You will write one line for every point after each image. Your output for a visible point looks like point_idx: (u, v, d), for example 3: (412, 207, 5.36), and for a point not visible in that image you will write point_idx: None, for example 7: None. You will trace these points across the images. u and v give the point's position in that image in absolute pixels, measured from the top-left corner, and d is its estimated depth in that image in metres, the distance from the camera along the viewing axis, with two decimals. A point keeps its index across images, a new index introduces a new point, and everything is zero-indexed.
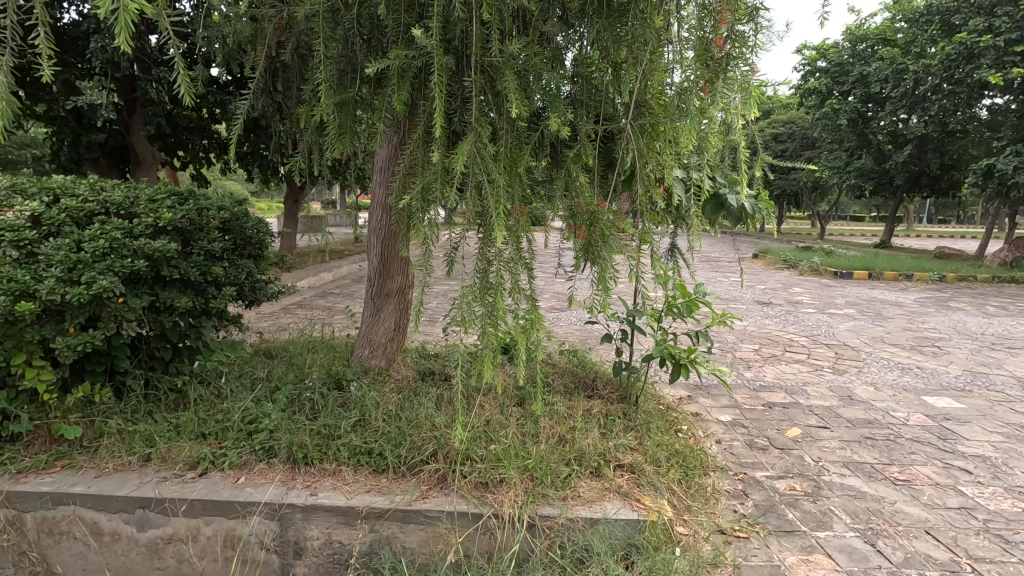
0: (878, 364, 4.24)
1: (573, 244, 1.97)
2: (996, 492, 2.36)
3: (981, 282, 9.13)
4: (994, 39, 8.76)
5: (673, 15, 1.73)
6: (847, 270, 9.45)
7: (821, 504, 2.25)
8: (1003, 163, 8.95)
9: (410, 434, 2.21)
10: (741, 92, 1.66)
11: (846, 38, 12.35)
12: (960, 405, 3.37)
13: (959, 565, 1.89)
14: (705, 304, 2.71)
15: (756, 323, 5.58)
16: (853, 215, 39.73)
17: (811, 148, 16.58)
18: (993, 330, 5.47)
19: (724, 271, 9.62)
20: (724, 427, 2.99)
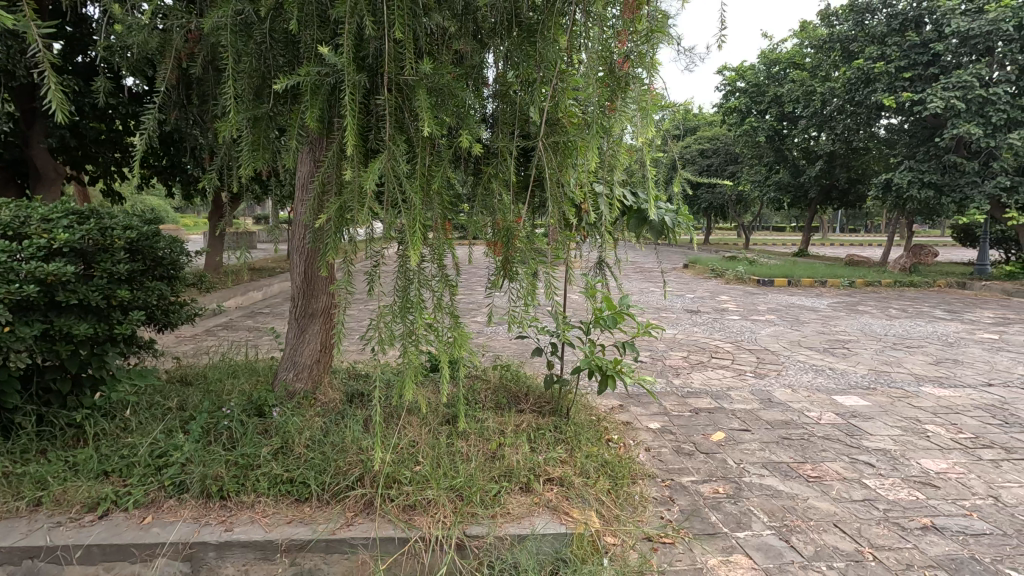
0: (795, 367, 4.50)
1: (495, 261, 2.01)
2: (895, 482, 2.54)
3: (885, 287, 9.92)
4: (887, 66, 9.63)
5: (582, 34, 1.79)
6: (768, 277, 10.04)
7: (741, 505, 2.35)
8: (899, 178, 9.80)
9: (335, 459, 2.13)
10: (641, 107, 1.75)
11: (761, 61, 13.20)
12: (865, 403, 3.64)
13: (864, 554, 2.01)
14: (631, 315, 2.78)
15: (686, 331, 5.82)
16: (775, 225, 42.28)
17: (734, 163, 17.54)
18: (895, 331, 5.95)
19: (656, 281, 9.99)
20: (653, 435, 3.08)
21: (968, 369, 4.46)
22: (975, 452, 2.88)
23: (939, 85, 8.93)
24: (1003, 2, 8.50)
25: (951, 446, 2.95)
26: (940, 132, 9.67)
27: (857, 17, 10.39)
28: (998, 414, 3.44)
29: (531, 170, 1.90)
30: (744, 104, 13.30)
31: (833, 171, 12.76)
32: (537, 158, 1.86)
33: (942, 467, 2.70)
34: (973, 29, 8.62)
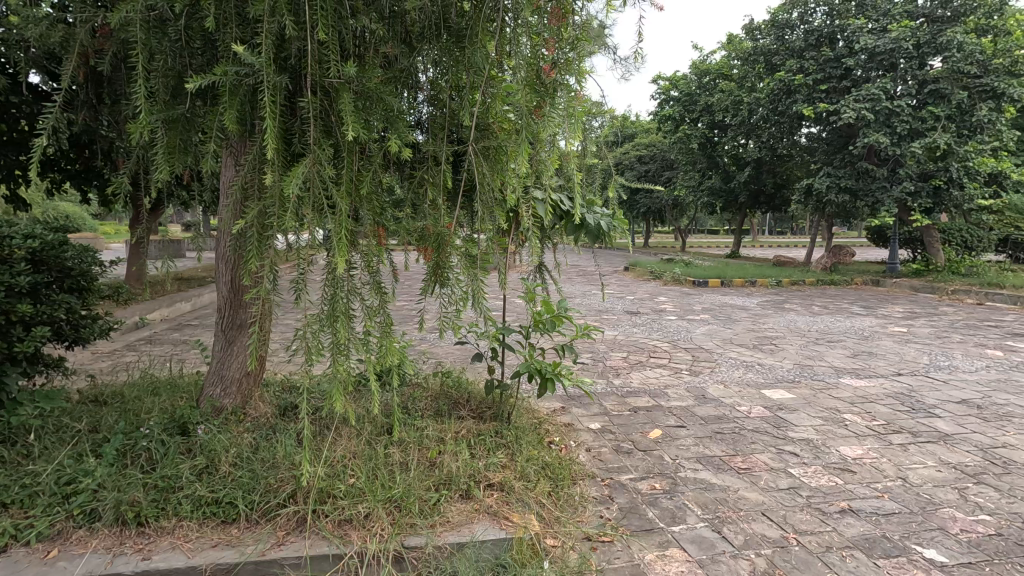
0: (727, 363, 4.71)
1: (427, 267, 2.00)
2: (817, 470, 2.70)
3: (808, 285, 10.56)
4: (806, 79, 10.27)
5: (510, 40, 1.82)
6: (703, 278, 10.47)
7: (677, 499, 2.42)
8: (819, 184, 10.45)
9: (265, 476, 2.04)
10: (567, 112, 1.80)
11: (693, 71, 13.74)
12: (790, 395, 3.84)
13: (788, 540, 2.12)
14: (569, 318, 2.80)
15: (626, 333, 5.97)
16: (710, 228, 44.14)
17: (670, 169, 18.20)
18: (817, 327, 6.33)
19: (598, 284, 10.20)
20: (594, 435, 3.13)
21: (881, 361, 4.80)
22: (887, 437, 3.09)
23: (851, 97, 9.60)
24: (904, 23, 9.28)
25: (866, 433, 3.16)
26: (853, 141, 10.42)
27: (778, 32, 11.03)
28: (907, 401, 3.72)
29: (462, 175, 1.92)
30: (678, 113, 13.82)
31: (760, 177, 13.47)
32: (468, 164, 1.88)
33: (858, 453, 2.89)
34: (879, 46, 9.34)
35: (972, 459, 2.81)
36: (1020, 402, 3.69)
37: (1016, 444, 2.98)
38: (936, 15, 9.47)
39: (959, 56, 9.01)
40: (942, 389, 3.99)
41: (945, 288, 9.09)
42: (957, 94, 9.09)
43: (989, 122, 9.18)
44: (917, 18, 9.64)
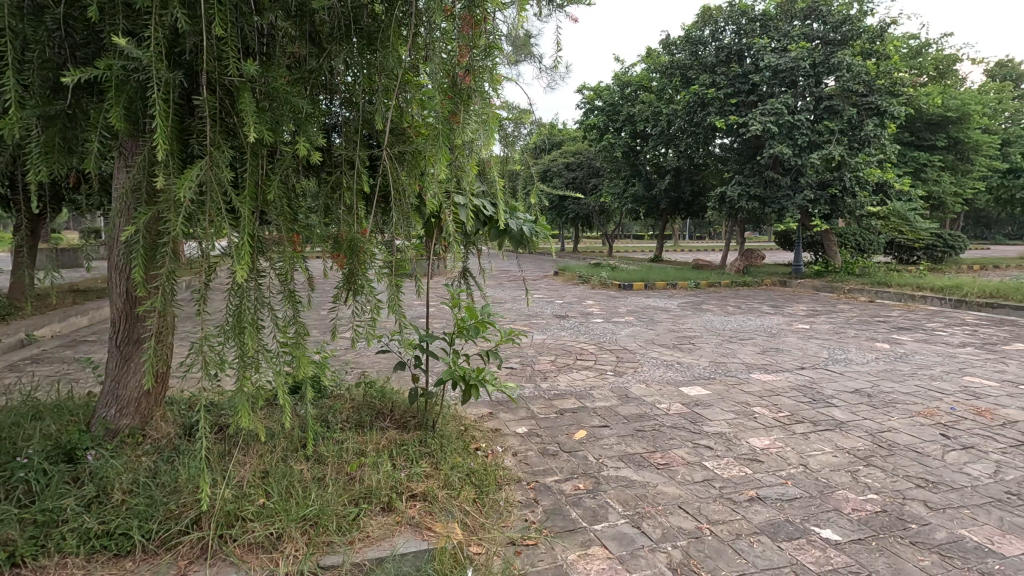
0: (649, 363, 4.90)
1: (340, 275, 1.95)
2: (729, 461, 2.85)
3: (724, 286, 11.20)
4: (717, 93, 10.93)
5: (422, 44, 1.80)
6: (628, 282, 10.84)
7: (599, 498, 2.48)
8: (732, 192, 11.13)
9: (165, 502, 1.89)
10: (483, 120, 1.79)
11: (615, 82, 14.17)
12: (706, 392, 4.05)
13: (702, 531, 2.22)
14: (492, 323, 2.79)
15: (554, 336, 6.07)
16: (636, 234, 45.82)
17: (596, 176, 18.73)
18: (731, 326, 6.72)
19: (529, 289, 10.32)
20: (520, 439, 3.14)
21: (786, 356, 5.17)
22: (791, 427, 3.32)
23: (758, 111, 10.30)
24: (801, 44, 10.09)
25: (772, 424, 3.37)
26: (760, 152, 11.20)
27: (692, 48, 11.67)
28: (809, 392, 4.02)
29: (377, 180, 1.89)
30: (602, 122, 14.24)
31: (679, 185, 14.16)
32: (383, 169, 1.86)
33: (766, 443, 3.08)
34: (781, 64, 10.10)
35: (863, 443, 3.08)
36: (903, 389, 4.08)
37: (899, 428, 3.29)
38: (829, 38, 10.36)
39: (849, 76, 9.91)
40: (838, 380, 4.34)
41: (842, 287, 9.93)
42: (847, 110, 9.99)
43: (875, 136, 10.14)
44: (813, 40, 10.52)
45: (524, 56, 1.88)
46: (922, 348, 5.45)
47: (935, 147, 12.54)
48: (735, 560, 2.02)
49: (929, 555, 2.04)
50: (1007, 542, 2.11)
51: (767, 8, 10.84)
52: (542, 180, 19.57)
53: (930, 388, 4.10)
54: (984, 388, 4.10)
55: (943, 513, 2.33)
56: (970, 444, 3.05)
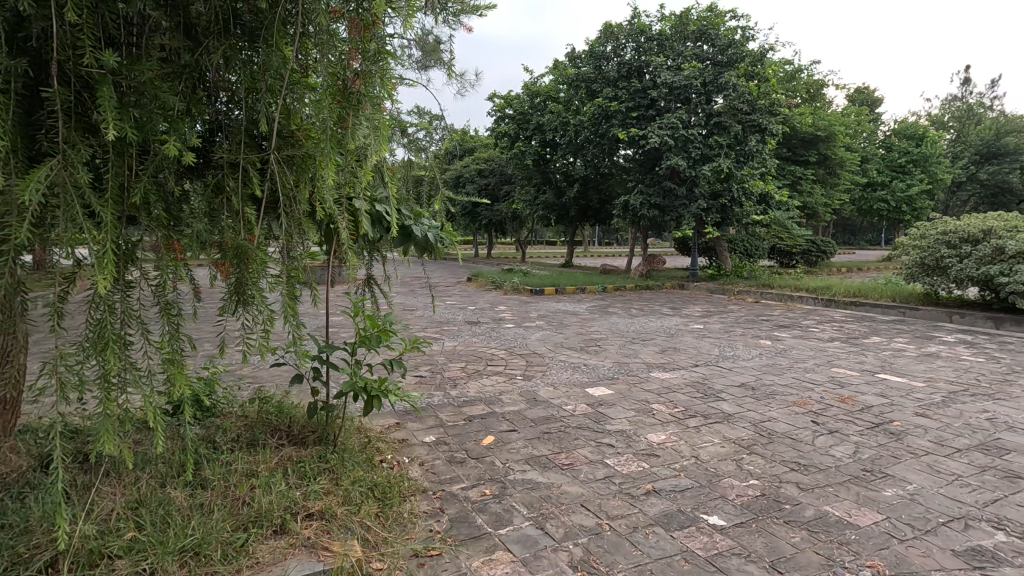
0: (557, 366, 5.03)
1: (224, 286, 1.83)
2: (628, 458, 2.98)
3: (629, 290, 11.76)
4: (620, 106, 11.51)
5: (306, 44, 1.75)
6: (539, 287, 11.07)
7: (505, 502, 2.50)
8: (635, 200, 11.73)
9: (14, 545, 1.67)
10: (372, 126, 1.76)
11: (525, 91, 14.39)
12: (609, 392, 4.22)
13: (602, 527, 2.30)
14: (395, 332, 2.72)
15: (465, 342, 6.05)
16: (549, 240, 46.97)
17: (508, 183, 18.96)
18: (634, 327, 7.05)
19: (441, 296, 10.24)
20: (427, 448, 3.10)
21: (683, 355, 5.51)
22: (685, 422, 3.54)
23: (657, 124, 10.95)
24: (693, 64, 10.89)
25: (668, 420, 3.58)
26: (659, 164, 11.89)
27: (596, 62, 12.19)
28: (702, 388, 4.31)
29: (264, 186, 1.80)
30: (513, 130, 14.44)
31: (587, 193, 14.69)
32: (271, 174, 1.78)
33: (662, 438, 3.26)
34: (676, 82, 10.82)
35: (746, 433, 3.34)
36: (781, 381, 4.49)
37: (777, 417, 3.62)
38: (717, 60, 11.22)
39: (734, 95, 10.79)
40: (727, 375, 4.69)
41: (733, 290, 10.76)
42: (734, 127, 10.87)
43: (757, 151, 11.12)
44: (703, 60, 11.35)
45: (433, 61, 2.10)
46: (798, 344, 6.03)
47: (808, 162, 13.96)
48: (631, 553, 2.11)
49: (799, 531, 2.25)
50: (863, 514, 2.38)
51: (663, 28, 11.56)
52: (455, 187, 19.53)
53: (803, 380, 4.54)
54: (847, 377, 4.60)
55: (811, 492, 2.59)
56: (835, 429, 3.41)
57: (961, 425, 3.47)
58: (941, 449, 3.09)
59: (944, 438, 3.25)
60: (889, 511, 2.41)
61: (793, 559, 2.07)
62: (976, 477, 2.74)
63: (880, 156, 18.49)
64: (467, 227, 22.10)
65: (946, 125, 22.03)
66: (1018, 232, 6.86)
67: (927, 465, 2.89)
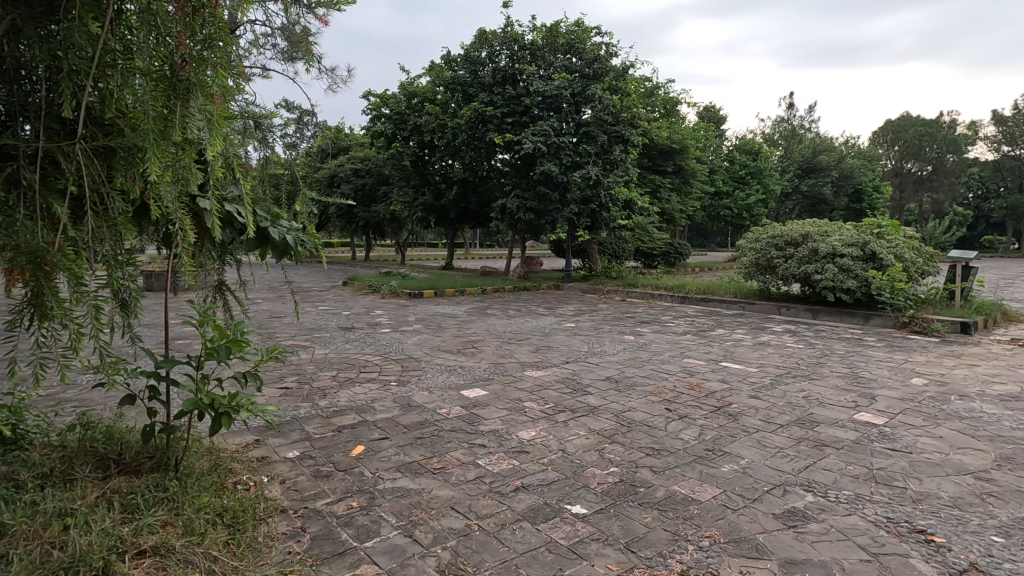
0: (433, 369, 4.99)
1: (19, 298, 1.58)
2: (499, 456, 3.04)
3: (508, 292, 12.02)
4: (495, 111, 11.80)
5: (123, 24, 1.58)
6: (418, 291, 10.91)
7: (372, 514, 2.41)
8: (511, 203, 12.03)
9: None
10: (202, 115, 1.61)
11: (402, 91, 14.07)
12: (484, 392, 4.27)
13: (471, 527, 2.31)
14: (248, 342, 2.48)
15: (337, 349, 5.78)
16: (430, 242, 46.64)
17: (385, 184, 18.49)
18: (511, 328, 7.22)
19: (313, 302, 9.68)
20: (290, 464, 2.90)
21: (555, 352, 5.75)
22: (555, 417, 3.69)
23: (530, 131, 11.33)
24: (563, 75, 11.47)
25: (539, 417, 3.70)
26: (533, 169, 12.30)
27: (472, 66, 12.38)
28: (571, 383, 4.53)
29: (70, 182, 1.58)
30: (389, 130, 14.10)
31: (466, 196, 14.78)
32: (79, 168, 1.57)
33: (532, 435, 3.36)
34: (547, 91, 11.26)
35: (609, 424, 3.56)
36: (641, 373, 4.85)
37: (636, 407, 3.91)
38: (584, 72, 11.87)
39: (600, 107, 11.53)
40: (594, 370, 4.97)
41: (603, 290, 11.45)
42: (600, 137, 11.61)
43: (622, 160, 11.97)
44: (572, 72, 11.96)
45: None
46: (657, 338, 6.56)
47: (666, 171, 15.28)
48: (498, 550, 2.15)
49: (651, 512, 2.44)
50: (705, 490, 2.64)
51: (534, 38, 11.99)
52: (328, 187, 18.63)
53: (660, 371, 4.96)
54: (696, 367, 5.11)
55: (663, 474, 2.82)
56: (684, 414, 3.77)
57: (784, 403, 4.00)
58: (769, 426, 3.53)
59: (771, 416, 3.72)
60: (726, 485, 2.70)
61: (644, 538, 2.24)
62: (794, 448, 3.17)
63: (724, 168, 20.78)
64: (343, 229, 21.16)
65: (775, 143, 25.38)
66: (827, 236, 8.09)
67: (757, 440, 3.29)
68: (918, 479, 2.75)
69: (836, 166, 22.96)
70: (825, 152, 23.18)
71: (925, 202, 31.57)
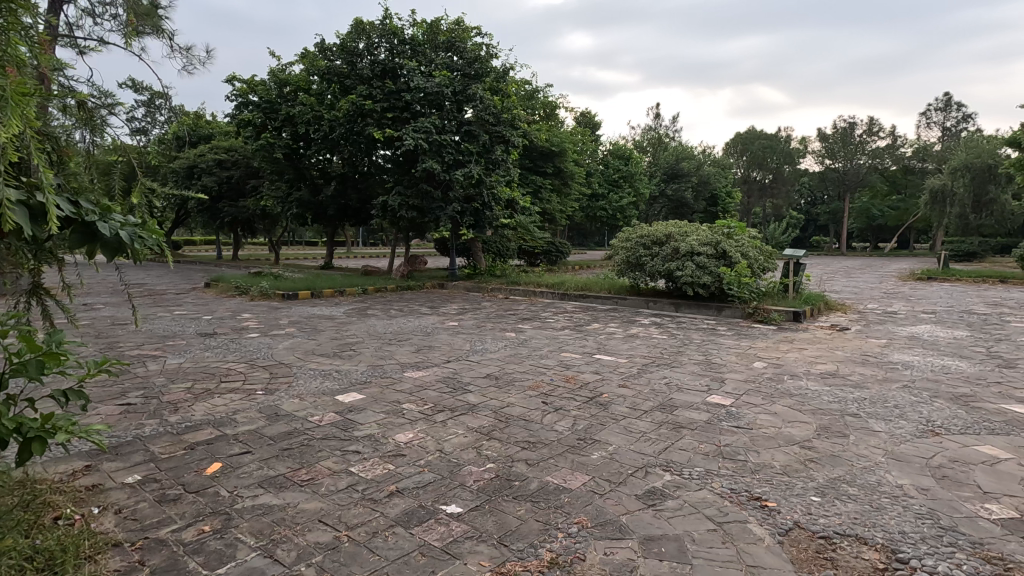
0: (305, 375, 4.70)
1: None
2: (373, 462, 2.93)
3: (391, 291, 11.71)
4: (374, 105, 11.40)
5: None
6: (292, 291, 10.26)
7: (227, 537, 2.20)
8: (393, 200, 11.74)
9: None
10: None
11: (271, 78, 13.12)
12: (360, 397, 4.10)
13: (340, 539, 2.20)
14: (67, 355, 2.10)
15: (194, 358, 5.24)
16: (309, 241, 44.04)
17: (255, 177, 17.14)
18: (392, 329, 7.02)
19: (168, 306, 8.69)
20: (129, 490, 2.57)
21: (436, 352, 5.70)
22: (433, 418, 3.64)
23: (411, 127, 11.11)
24: (443, 72, 11.37)
25: (417, 418, 3.64)
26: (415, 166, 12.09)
27: (348, 57, 11.89)
28: (451, 382, 4.51)
29: None
30: (258, 119, 13.12)
31: (345, 192, 14.15)
32: None
33: (410, 437, 3.29)
34: (428, 87, 11.13)
35: (487, 420, 3.60)
36: (520, 369, 4.97)
37: (515, 402, 3.99)
38: (465, 72, 11.87)
39: (482, 107, 11.56)
40: (475, 368, 5.00)
41: (487, 288, 11.58)
42: (482, 136, 11.71)
43: (503, 160, 12.17)
44: (453, 70, 11.90)
45: None
46: (537, 334, 6.77)
47: (546, 173, 15.82)
48: (369, 559, 2.07)
49: (524, 505, 2.49)
50: (575, 478, 2.76)
51: (414, 33, 11.79)
52: (187, 179, 16.87)
53: (538, 366, 5.11)
54: (572, 360, 5.33)
55: (537, 466, 2.90)
56: (559, 406, 3.92)
57: (649, 390, 4.32)
58: (635, 413, 3.78)
59: (637, 403, 3.99)
60: (594, 472, 2.84)
61: (517, 531, 2.28)
62: (655, 432, 3.42)
63: (601, 171, 22.01)
64: (206, 225, 19.29)
65: (644, 149, 27.38)
66: (686, 236, 8.87)
67: (623, 427, 3.50)
68: (757, 452, 3.10)
69: (695, 172, 25.34)
70: (687, 159, 25.47)
71: (768, 207, 35.95)
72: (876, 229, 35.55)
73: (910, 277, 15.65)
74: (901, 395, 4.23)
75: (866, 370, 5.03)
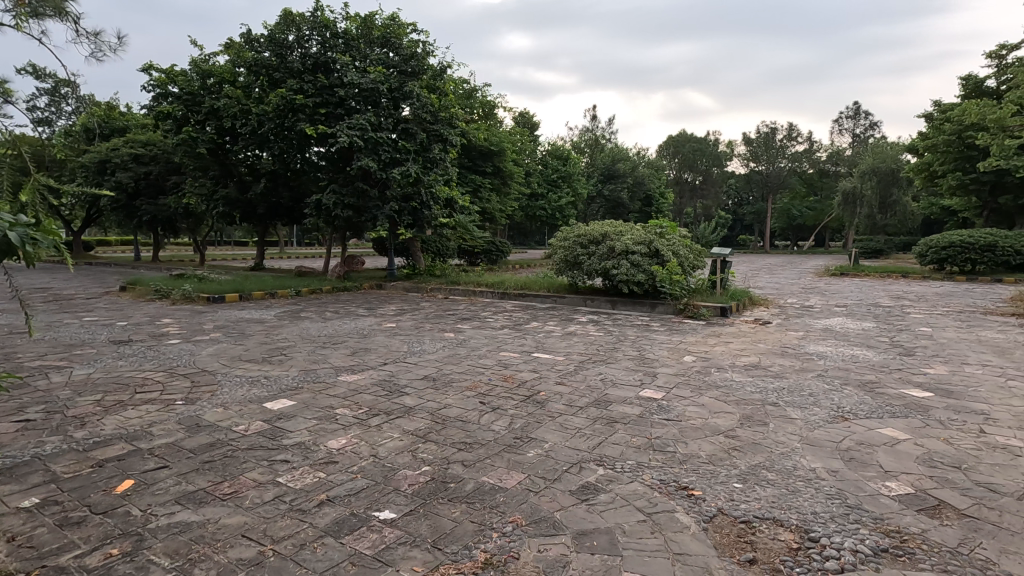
0: (230, 382, 4.47)
1: None
2: (303, 471, 2.82)
3: (325, 293, 11.34)
4: (306, 99, 10.94)
5: None
6: (218, 294, 9.73)
7: (138, 559, 2.06)
8: (327, 199, 11.36)
9: None
10: None
11: (193, 69, 12.42)
12: (290, 403, 3.94)
13: (264, 554, 2.10)
14: None
15: (105, 368, 4.86)
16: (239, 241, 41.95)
17: (177, 173, 16.13)
18: (326, 331, 6.80)
19: (77, 313, 8.02)
20: (25, 515, 2.34)
21: (372, 354, 5.57)
22: (367, 422, 3.55)
23: (345, 124, 10.81)
24: (378, 68, 11.10)
25: (351, 423, 3.54)
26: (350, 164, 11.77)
27: (277, 49, 11.41)
28: (387, 386, 4.41)
29: None
30: (179, 111, 12.36)
31: (276, 190, 13.56)
32: None
33: (342, 443, 3.19)
34: (362, 84, 10.86)
35: (424, 423, 3.54)
36: (459, 370, 4.93)
37: (452, 404, 3.95)
38: (401, 69, 11.64)
39: (418, 104, 11.39)
40: (412, 370, 4.92)
41: (426, 288, 11.44)
42: (419, 134, 11.55)
43: (442, 159, 12.05)
44: (389, 67, 11.63)
45: None
46: (477, 334, 6.76)
47: (485, 172, 15.81)
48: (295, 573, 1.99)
49: (459, 506, 2.48)
50: (510, 477, 2.77)
51: (347, 27, 11.44)
52: (99, 175, 15.63)
53: (477, 366, 5.09)
54: (511, 360, 5.35)
55: (473, 467, 2.89)
56: (497, 406, 3.92)
57: (585, 387, 4.40)
58: (571, 409, 3.84)
59: (573, 400, 4.05)
60: (530, 470, 2.86)
61: (451, 533, 2.26)
62: (590, 428, 3.49)
63: (540, 171, 22.25)
64: (121, 224, 17.96)
65: (582, 150, 27.92)
66: (621, 236, 9.12)
67: (559, 424, 3.55)
68: (685, 443, 3.23)
69: (631, 173, 26.10)
70: (623, 161, 26.20)
71: (699, 207, 37.55)
72: (796, 228, 37.92)
73: (825, 273, 16.78)
74: (815, 384, 4.52)
75: (785, 361, 5.35)
